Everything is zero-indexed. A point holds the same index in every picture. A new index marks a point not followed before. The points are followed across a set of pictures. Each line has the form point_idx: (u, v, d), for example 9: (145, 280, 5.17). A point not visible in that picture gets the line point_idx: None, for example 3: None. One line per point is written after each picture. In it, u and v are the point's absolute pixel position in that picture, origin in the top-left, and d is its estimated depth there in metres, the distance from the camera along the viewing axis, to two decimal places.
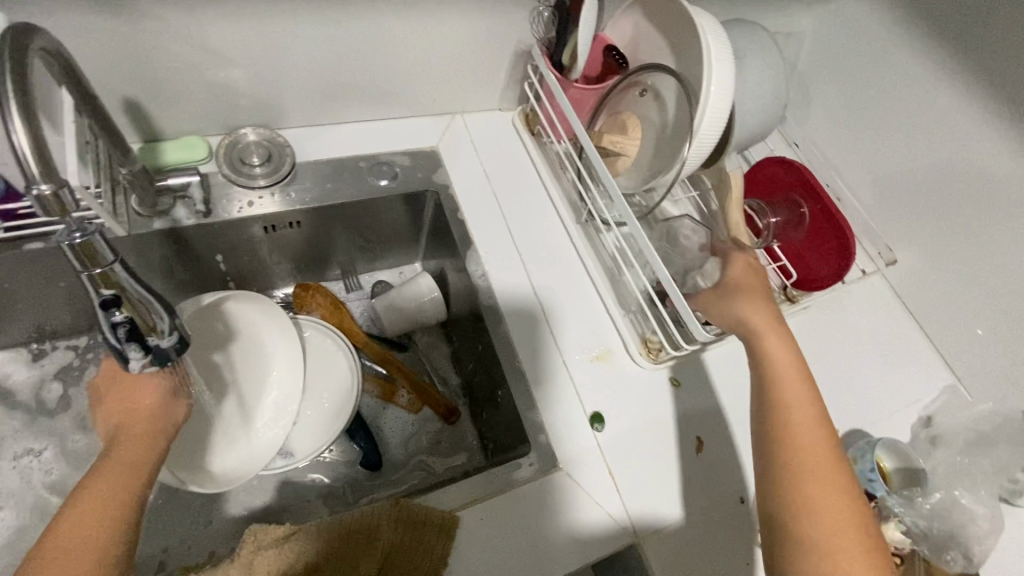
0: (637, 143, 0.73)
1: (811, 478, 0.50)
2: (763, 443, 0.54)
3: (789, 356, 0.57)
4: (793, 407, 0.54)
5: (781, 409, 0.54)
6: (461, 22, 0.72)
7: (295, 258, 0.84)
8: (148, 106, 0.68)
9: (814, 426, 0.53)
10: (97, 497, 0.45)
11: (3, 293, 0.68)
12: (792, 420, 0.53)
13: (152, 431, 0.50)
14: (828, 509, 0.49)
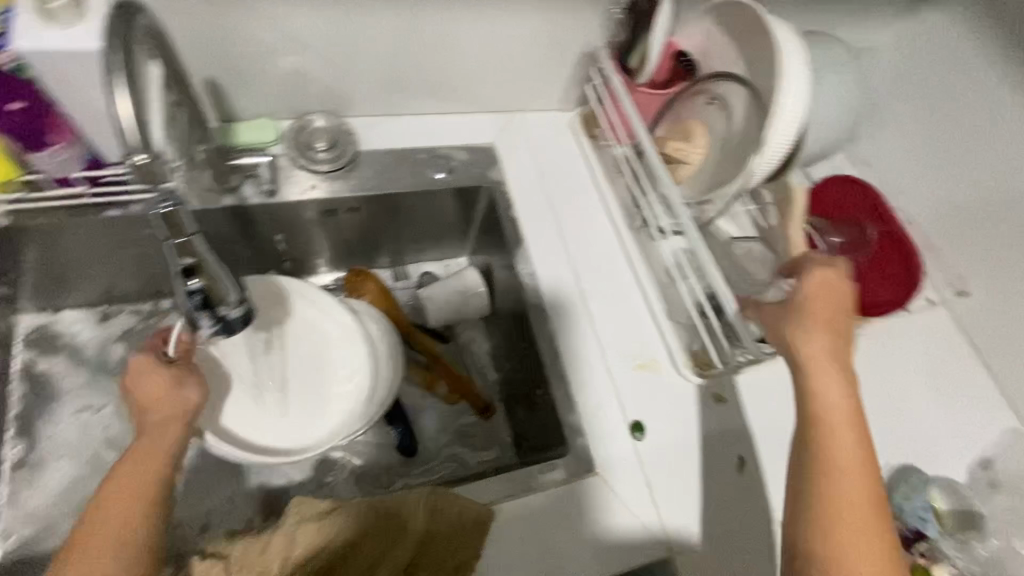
0: (701, 151, 0.71)
1: (855, 535, 0.47)
2: (800, 484, 0.50)
3: (845, 395, 0.51)
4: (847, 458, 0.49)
5: (824, 451, 0.49)
6: (531, 20, 0.72)
7: (349, 244, 0.86)
8: (226, 87, 0.71)
9: (859, 474, 0.48)
10: (123, 481, 0.48)
11: (82, 255, 0.72)
12: (838, 466, 0.49)
13: (169, 415, 0.52)
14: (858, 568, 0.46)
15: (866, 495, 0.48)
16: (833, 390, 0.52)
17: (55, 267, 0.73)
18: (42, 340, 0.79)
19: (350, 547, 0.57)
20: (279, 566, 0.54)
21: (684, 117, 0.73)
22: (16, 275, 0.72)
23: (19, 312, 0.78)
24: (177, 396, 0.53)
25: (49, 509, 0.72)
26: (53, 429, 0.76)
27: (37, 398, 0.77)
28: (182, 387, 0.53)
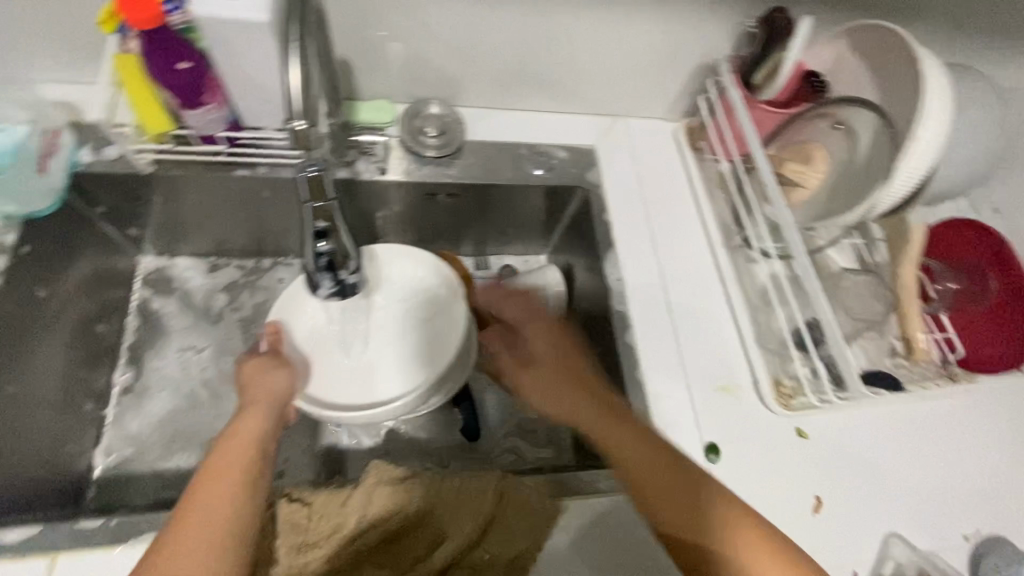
0: (820, 175, 0.70)
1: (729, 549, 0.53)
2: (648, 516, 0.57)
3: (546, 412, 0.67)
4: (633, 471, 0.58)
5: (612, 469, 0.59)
6: (657, 27, 0.72)
7: (440, 228, 0.88)
8: (354, 66, 0.74)
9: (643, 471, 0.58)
10: (222, 459, 0.52)
11: (206, 207, 0.78)
12: (639, 480, 0.57)
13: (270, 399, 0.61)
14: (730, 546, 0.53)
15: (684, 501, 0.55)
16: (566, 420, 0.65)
17: (180, 215, 0.79)
18: (158, 281, 0.86)
19: (420, 517, 0.59)
20: (355, 522, 0.58)
21: (804, 138, 0.71)
22: (146, 218, 0.79)
23: (141, 253, 0.85)
24: (270, 378, 0.64)
25: (146, 435, 0.77)
26: (157, 363, 0.82)
27: (147, 332, 0.83)
28: (275, 373, 0.64)
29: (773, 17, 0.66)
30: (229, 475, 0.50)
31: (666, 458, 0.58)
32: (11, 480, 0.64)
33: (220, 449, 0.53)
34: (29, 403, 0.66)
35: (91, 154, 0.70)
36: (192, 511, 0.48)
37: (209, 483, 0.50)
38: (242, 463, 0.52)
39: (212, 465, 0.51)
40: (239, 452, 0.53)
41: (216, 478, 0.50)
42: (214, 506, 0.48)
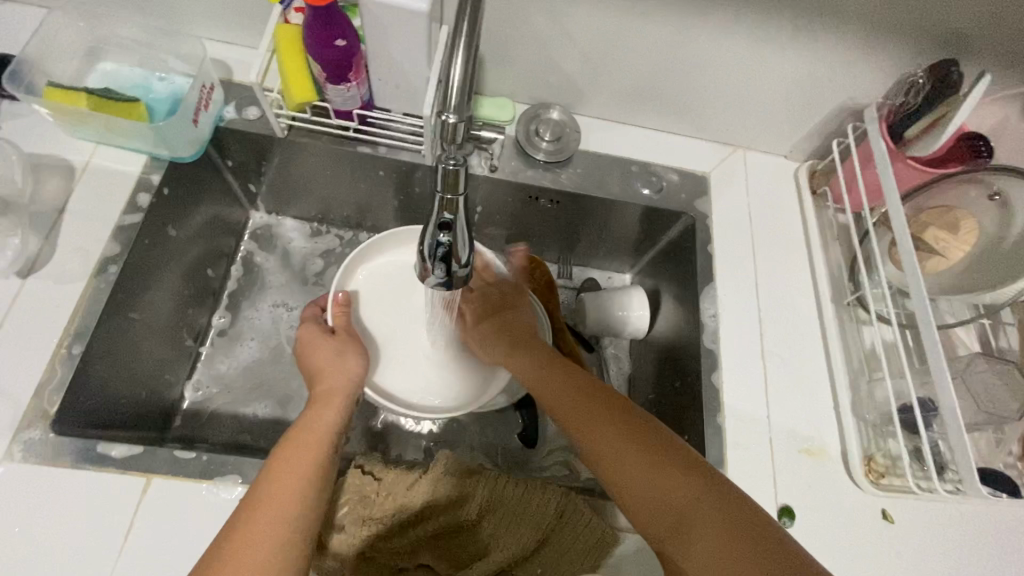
0: (965, 250, 0.64)
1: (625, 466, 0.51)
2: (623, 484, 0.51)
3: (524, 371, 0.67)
4: (567, 408, 0.59)
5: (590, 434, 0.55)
6: (806, 63, 0.68)
7: (533, 232, 0.88)
8: (487, 63, 0.75)
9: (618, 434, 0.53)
10: (292, 447, 0.54)
11: (322, 176, 0.82)
12: (611, 443, 0.53)
13: (330, 393, 0.62)
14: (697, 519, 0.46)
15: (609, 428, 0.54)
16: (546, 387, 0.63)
17: (296, 178, 0.84)
18: (263, 236, 0.91)
19: (479, 518, 0.59)
20: (418, 506, 0.59)
21: (950, 203, 0.66)
22: (265, 176, 0.84)
23: (254, 207, 0.91)
24: (339, 363, 0.65)
25: (232, 378, 0.82)
26: (251, 313, 0.86)
27: (247, 282, 0.88)
28: (347, 360, 0.66)
29: (948, 69, 0.61)
30: (301, 473, 0.51)
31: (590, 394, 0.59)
32: (119, 399, 0.68)
33: (290, 444, 0.54)
34: (145, 331, 0.72)
35: (234, 112, 0.75)
36: (261, 510, 0.48)
37: (280, 478, 0.51)
38: (312, 462, 0.53)
39: (281, 462, 0.52)
40: (309, 451, 0.54)
41: (287, 476, 0.51)
42: (282, 492, 0.50)
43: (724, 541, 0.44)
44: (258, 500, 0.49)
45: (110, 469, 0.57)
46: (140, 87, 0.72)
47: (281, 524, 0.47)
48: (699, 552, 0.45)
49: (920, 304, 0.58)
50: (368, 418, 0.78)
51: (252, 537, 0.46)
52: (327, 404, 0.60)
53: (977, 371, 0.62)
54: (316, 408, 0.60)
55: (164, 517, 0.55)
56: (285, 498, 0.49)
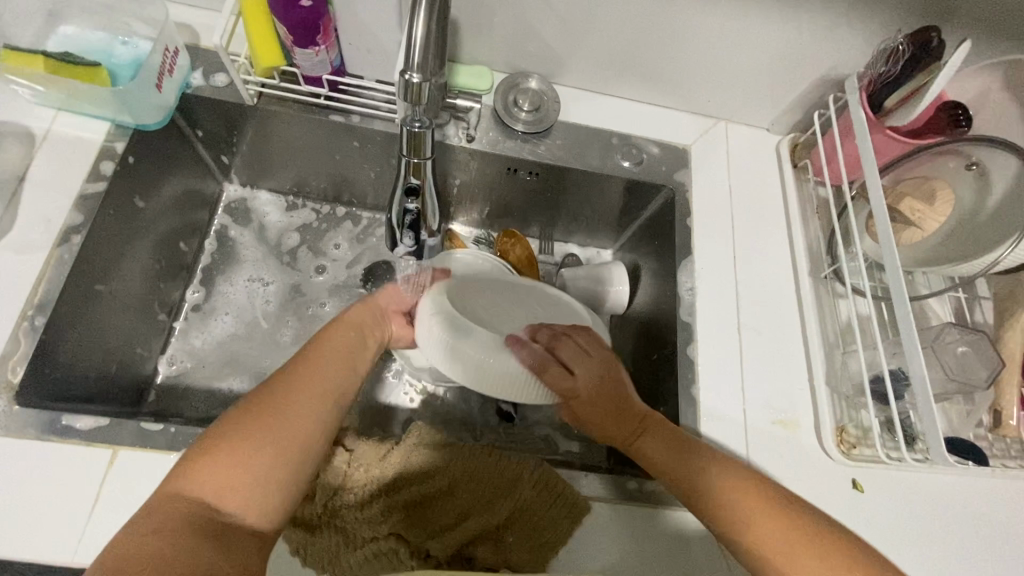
0: (938, 220, 0.65)
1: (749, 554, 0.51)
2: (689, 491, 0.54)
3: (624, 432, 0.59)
4: (644, 447, 0.58)
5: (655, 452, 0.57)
6: (787, 30, 0.67)
7: (513, 205, 0.87)
8: (463, 30, 0.73)
9: (675, 448, 0.56)
10: (338, 332, 0.60)
11: (296, 147, 0.80)
12: (673, 453, 0.56)
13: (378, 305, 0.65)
14: (759, 516, 0.51)
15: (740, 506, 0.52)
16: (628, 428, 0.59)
17: (269, 149, 0.81)
18: (238, 210, 0.89)
19: (452, 487, 0.59)
20: (391, 476, 0.59)
21: (926, 174, 0.66)
22: (237, 147, 0.82)
23: (228, 180, 0.88)
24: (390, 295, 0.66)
25: (207, 353, 0.81)
26: (227, 287, 0.85)
27: (222, 256, 0.86)
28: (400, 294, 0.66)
29: (927, 37, 0.61)
30: (342, 357, 0.57)
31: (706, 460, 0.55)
32: (89, 372, 0.67)
33: (332, 331, 0.60)
34: (113, 304, 0.70)
35: (201, 79, 0.73)
36: (303, 376, 0.53)
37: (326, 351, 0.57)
38: (353, 352, 0.59)
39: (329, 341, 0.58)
40: (352, 342, 0.59)
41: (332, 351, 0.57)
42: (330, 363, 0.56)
43: (779, 531, 0.50)
44: (301, 368, 0.54)
45: (75, 441, 0.56)
46: (101, 51, 0.69)
47: (323, 386, 0.53)
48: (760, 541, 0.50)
49: (895, 274, 0.58)
50: None
51: (293, 397, 0.51)
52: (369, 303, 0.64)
53: (950, 343, 0.63)
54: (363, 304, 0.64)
55: (132, 488, 0.55)
56: (331, 376, 0.55)
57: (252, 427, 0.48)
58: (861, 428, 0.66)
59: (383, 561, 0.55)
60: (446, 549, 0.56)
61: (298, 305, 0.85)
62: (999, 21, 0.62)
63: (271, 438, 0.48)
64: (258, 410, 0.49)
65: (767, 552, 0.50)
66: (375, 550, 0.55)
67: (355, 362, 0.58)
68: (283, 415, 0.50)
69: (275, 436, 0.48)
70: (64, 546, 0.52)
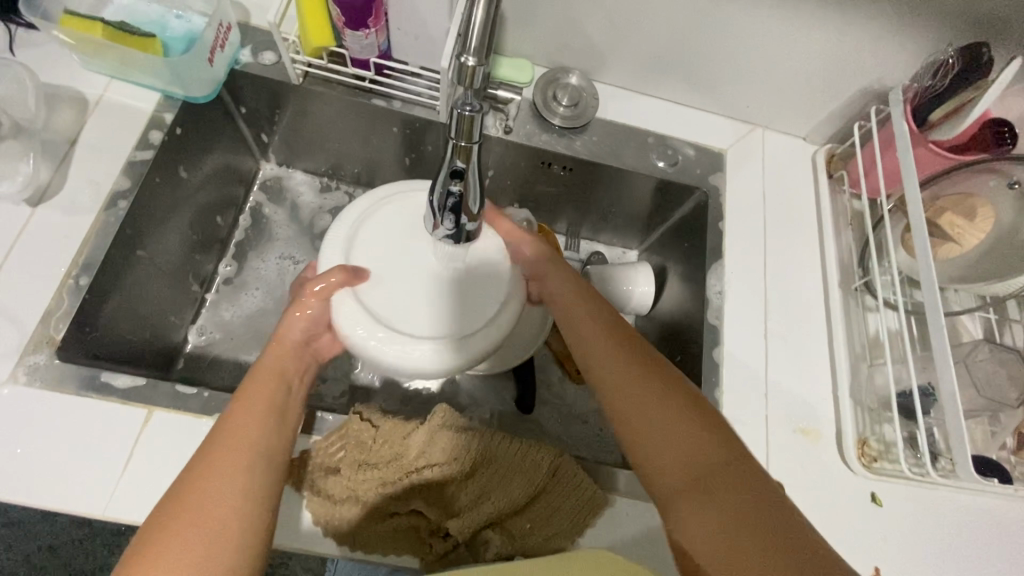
0: (979, 236, 0.64)
1: (647, 420, 0.52)
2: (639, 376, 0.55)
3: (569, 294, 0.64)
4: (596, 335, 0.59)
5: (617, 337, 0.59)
6: (834, 38, 0.67)
7: (543, 199, 0.87)
8: (509, 22, 0.74)
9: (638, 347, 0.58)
10: (249, 394, 0.54)
11: (336, 129, 0.81)
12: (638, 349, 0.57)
13: (285, 346, 0.60)
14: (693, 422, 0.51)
15: (641, 389, 0.54)
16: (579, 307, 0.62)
17: (308, 129, 0.83)
18: (273, 187, 0.91)
19: (473, 469, 0.59)
20: (414, 455, 0.59)
21: (967, 190, 0.65)
22: (277, 126, 0.83)
23: (265, 158, 0.90)
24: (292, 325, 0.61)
25: (235, 325, 0.83)
26: (258, 263, 0.87)
27: (255, 232, 0.88)
28: (298, 317, 0.61)
29: (979, 51, 0.60)
30: (257, 418, 0.52)
31: (622, 343, 0.57)
32: (124, 336, 0.69)
33: (244, 390, 0.55)
34: (150, 271, 0.72)
35: (250, 56, 0.74)
36: (218, 455, 0.48)
37: (243, 416, 0.52)
38: (270, 410, 0.53)
39: (244, 403, 0.53)
40: (269, 400, 0.54)
41: (245, 415, 0.52)
42: (246, 431, 0.50)
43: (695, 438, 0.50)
44: (212, 448, 0.49)
45: (112, 399, 0.57)
46: (156, 23, 0.71)
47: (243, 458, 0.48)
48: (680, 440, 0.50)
49: (930, 287, 0.57)
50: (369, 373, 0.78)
51: (211, 482, 0.46)
52: (281, 350, 0.60)
53: (981, 362, 0.62)
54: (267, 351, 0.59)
55: (163, 448, 0.56)
56: (243, 448, 0.49)
57: (174, 531, 0.43)
58: (884, 442, 0.65)
59: (404, 537, 0.56)
60: (466, 530, 0.56)
61: None
62: None
63: (198, 536, 0.43)
64: (177, 508, 0.44)
65: (677, 441, 0.50)
66: (397, 525, 0.56)
67: (278, 419, 0.53)
68: (204, 506, 0.45)
69: (191, 541, 0.43)
70: (98, 498, 0.54)
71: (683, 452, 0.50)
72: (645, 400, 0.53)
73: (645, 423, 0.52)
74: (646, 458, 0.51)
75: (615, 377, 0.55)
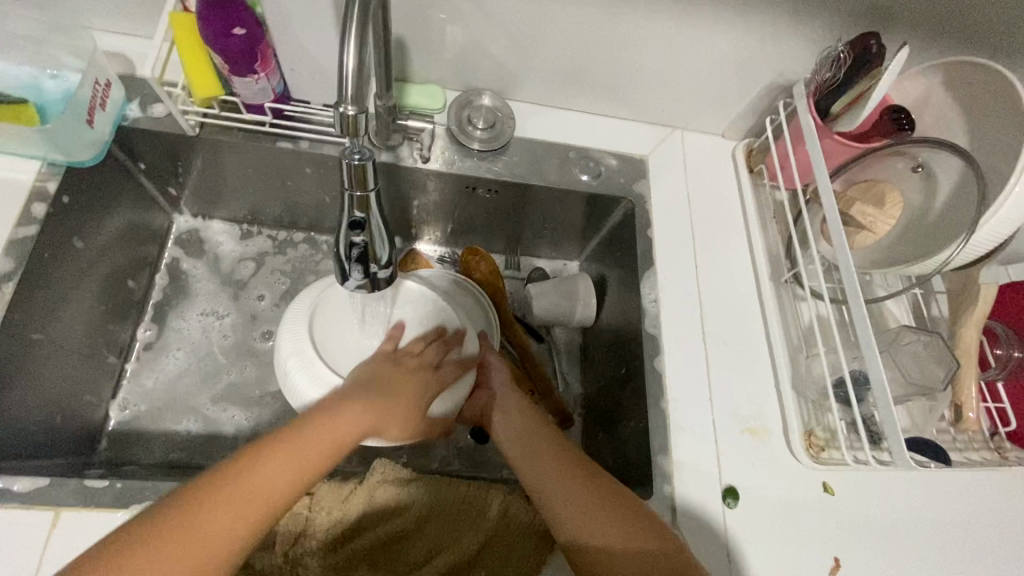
0: (888, 222, 0.67)
1: (608, 523, 0.51)
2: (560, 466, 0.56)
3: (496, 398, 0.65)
4: (518, 435, 0.61)
5: (539, 434, 0.60)
6: (732, 38, 0.68)
7: (475, 222, 0.85)
8: (411, 50, 0.72)
9: (554, 442, 0.59)
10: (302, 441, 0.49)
11: (247, 174, 0.77)
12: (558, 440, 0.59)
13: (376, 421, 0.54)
14: (614, 503, 0.53)
15: (569, 481, 0.54)
16: (501, 410, 0.64)
17: (218, 178, 0.78)
18: (190, 241, 0.86)
19: (420, 521, 0.57)
20: (355, 516, 0.56)
21: (875, 177, 0.68)
22: (185, 177, 0.79)
23: (177, 211, 0.85)
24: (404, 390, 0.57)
25: (159, 393, 0.77)
26: (180, 323, 0.81)
27: (174, 291, 0.83)
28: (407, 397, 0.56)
29: (867, 43, 0.61)
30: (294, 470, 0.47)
31: (551, 444, 0.58)
32: (29, 428, 0.63)
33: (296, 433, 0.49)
34: (53, 351, 0.66)
35: (138, 109, 0.70)
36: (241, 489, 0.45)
37: (281, 459, 0.47)
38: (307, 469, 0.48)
39: (288, 450, 0.48)
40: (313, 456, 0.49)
41: (288, 460, 0.47)
42: (275, 480, 0.47)
43: (624, 517, 0.52)
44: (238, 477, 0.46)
45: (12, 505, 0.52)
46: (30, 87, 0.66)
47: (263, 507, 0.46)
48: (608, 525, 0.51)
49: (850, 277, 0.58)
50: None
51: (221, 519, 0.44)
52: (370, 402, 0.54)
53: (908, 343, 0.64)
54: (363, 381, 0.55)
55: (74, 552, 0.51)
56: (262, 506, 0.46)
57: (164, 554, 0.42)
58: (828, 430, 0.66)
59: None
60: None
61: (257, 336, 0.82)
62: (932, 25, 0.65)
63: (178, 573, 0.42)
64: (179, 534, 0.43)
65: (609, 522, 0.52)
66: None
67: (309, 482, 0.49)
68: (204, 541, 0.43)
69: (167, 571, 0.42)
70: None
71: (617, 534, 0.51)
72: (601, 504, 0.52)
73: (606, 527, 0.51)
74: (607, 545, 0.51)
75: (568, 489, 0.54)
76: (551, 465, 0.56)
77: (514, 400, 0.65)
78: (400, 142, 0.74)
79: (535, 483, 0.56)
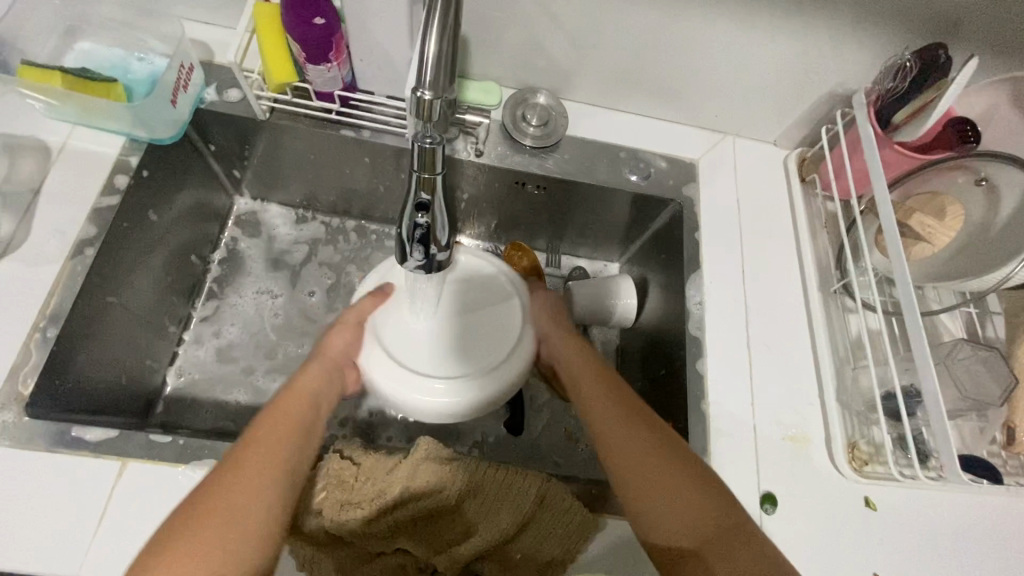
0: (949, 235, 0.65)
1: (672, 497, 0.52)
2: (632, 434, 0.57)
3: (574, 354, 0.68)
4: (592, 395, 0.62)
5: (616, 396, 0.61)
6: (792, 46, 0.68)
7: (521, 219, 0.87)
8: (473, 48, 0.74)
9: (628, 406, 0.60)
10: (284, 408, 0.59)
11: (308, 160, 0.81)
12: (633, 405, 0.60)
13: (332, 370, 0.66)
14: (678, 480, 0.53)
15: (642, 451, 0.55)
16: (577, 364, 0.67)
17: (280, 163, 0.82)
18: (248, 222, 0.89)
19: (460, 500, 0.59)
20: (395, 492, 0.58)
21: (933, 190, 0.67)
22: (249, 161, 0.83)
23: (238, 192, 0.89)
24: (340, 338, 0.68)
25: (212, 363, 0.81)
26: (236, 299, 0.85)
27: (232, 268, 0.87)
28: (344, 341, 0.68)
29: (935, 53, 0.62)
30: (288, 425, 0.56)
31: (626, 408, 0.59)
32: (99, 386, 0.68)
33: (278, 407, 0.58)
34: (124, 316, 0.71)
35: (215, 94, 0.74)
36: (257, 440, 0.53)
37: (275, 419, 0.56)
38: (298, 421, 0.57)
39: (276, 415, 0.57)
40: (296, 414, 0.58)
41: (282, 417, 0.57)
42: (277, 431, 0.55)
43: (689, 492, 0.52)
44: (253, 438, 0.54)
45: (85, 454, 0.56)
46: (119, 67, 0.70)
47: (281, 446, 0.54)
48: (670, 502, 0.52)
49: (905, 288, 0.57)
50: (352, 407, 0.76)
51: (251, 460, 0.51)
52: (275, 423, 0.56)
53: (963, 360, 0.62)
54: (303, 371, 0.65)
55: (138, 500, 0.55)
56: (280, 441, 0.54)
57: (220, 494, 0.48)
58: (874, 444, 0.65)
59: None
60: (450, 565, 0.56)
61: (306, 315, 0.85)
62: (1004, 37, 0.63)
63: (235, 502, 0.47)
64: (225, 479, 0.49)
65: (671, 498, 0.52)
66: (384, 565, 0.57)
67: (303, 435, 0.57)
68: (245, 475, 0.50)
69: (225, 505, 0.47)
70: (69, 557, 0.52)
71: (679, 511, 0.51)
72: (660, 476, 0.53)
73: (668, 501, 0.52)
74: (666, 523, 0.52)
75: (639, 457, 0.55)
76: (626, 430, 0.57)
77: (584, 358, 0.67)
78: (457, 136, 0.77)
79: (608, 445, 0.57)
